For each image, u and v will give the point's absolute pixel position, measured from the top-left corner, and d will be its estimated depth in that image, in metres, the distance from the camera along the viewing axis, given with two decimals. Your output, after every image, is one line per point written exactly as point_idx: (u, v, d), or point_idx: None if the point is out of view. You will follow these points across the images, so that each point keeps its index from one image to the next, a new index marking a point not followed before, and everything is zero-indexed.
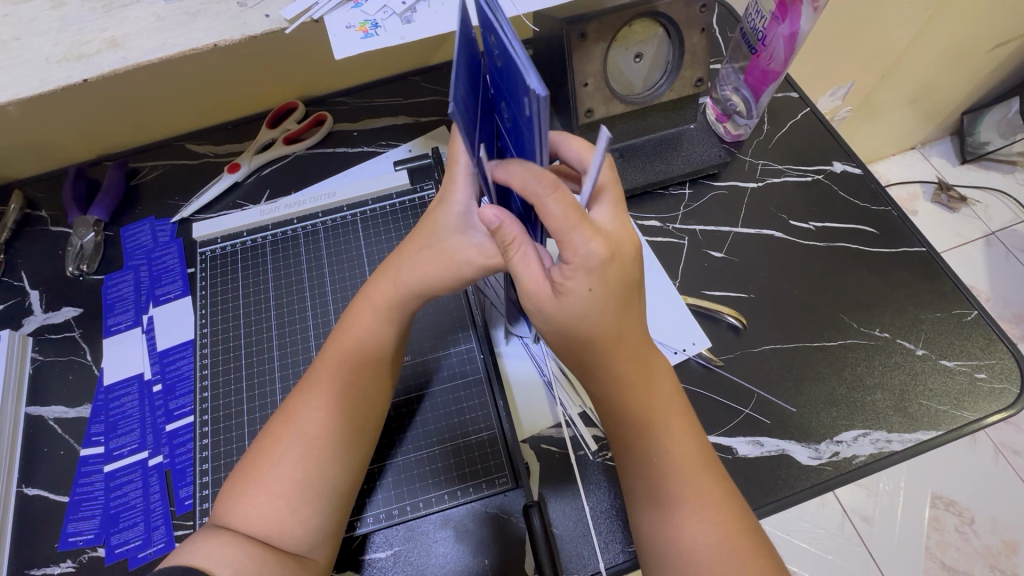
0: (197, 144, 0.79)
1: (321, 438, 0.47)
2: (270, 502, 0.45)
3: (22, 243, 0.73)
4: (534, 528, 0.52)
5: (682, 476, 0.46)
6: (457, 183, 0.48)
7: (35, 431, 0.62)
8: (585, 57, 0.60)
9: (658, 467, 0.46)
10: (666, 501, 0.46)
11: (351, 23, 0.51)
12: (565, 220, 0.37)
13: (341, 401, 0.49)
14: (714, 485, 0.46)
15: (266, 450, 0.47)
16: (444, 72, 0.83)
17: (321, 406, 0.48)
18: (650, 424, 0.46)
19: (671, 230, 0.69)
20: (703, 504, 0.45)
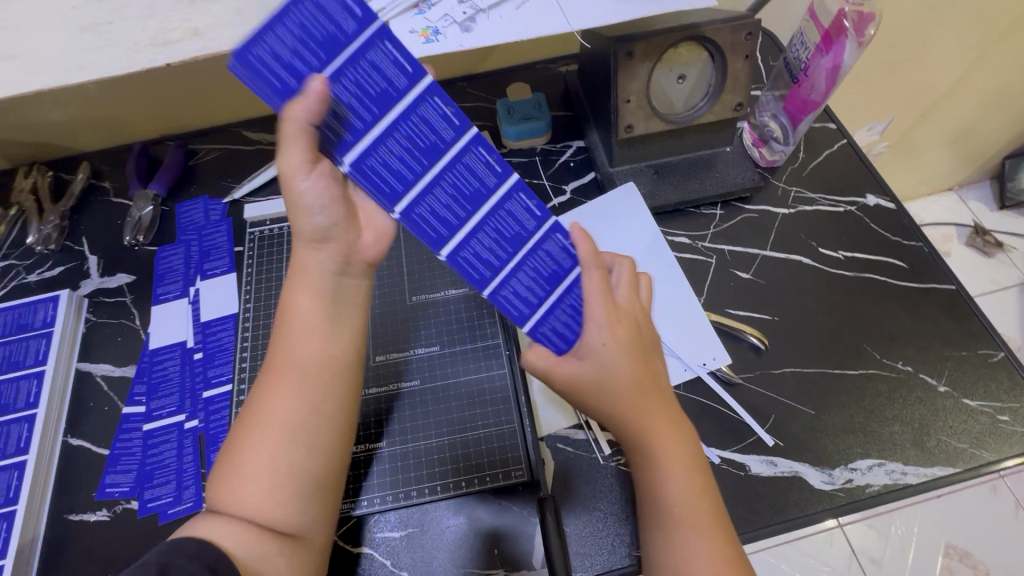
0: (252, 132, 0.84)
1: (280, 425, 0.46)
2: (248, 487, 0.45)
3: (85, 209, 0.78)
4: (546, 521, 0.54)
5: (717, 523, 0.46)
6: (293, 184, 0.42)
7: (84, 386, 0.66)
8: (630, 76, 0.63)
9: (692, 513, 0.46)
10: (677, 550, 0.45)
11: (414, 28, 0.53)
12: (590, 257, 0.49)
13: (293, 385, 0.47)
14: (725, 528, 0.46)
15: (239, 439, 0.47)
16: (489, 79, 0.87)
17: (272, 393, 0.47)
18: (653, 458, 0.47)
19: (699, 247, 0.71)
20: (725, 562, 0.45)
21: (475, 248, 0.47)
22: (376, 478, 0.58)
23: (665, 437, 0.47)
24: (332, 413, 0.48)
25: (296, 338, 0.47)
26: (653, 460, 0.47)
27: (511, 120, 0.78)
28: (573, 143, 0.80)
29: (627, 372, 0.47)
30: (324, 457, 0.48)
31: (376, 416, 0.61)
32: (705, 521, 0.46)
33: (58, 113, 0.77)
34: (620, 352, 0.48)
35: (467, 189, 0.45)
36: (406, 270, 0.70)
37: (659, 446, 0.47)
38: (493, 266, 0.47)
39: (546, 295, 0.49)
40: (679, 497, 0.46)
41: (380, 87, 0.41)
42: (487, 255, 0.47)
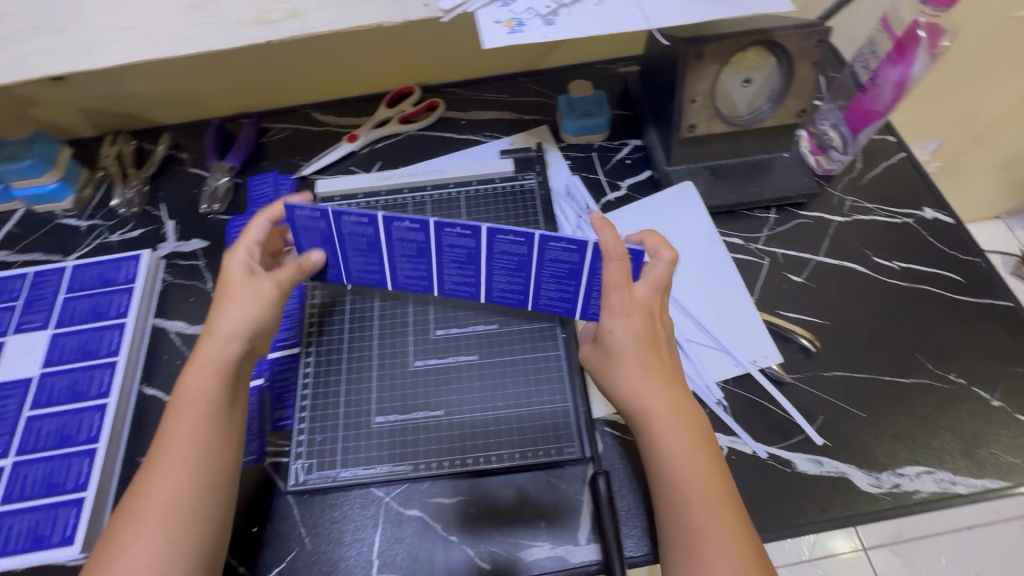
0: (321, 114, 0.88)
1: (170, 503, 0.47)
2: (129, 559, 0.45)
3: (165, 177, 0.83)
4: (600, 492, 0.54)
5: (730, 516, 0.46)
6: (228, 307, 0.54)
7: (158, 340, 0.70)
8: (697, 77, 0.65)
9: (707, 500, 0.46)
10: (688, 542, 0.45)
11: (499, 19, 0.56)
12: (612, 249, 0.52)
13: (183, 461, 0.48)
14: (740, 524, 0.46)
15: (132, 492, 0.48)
16: (549, 75, 0.90)
17: (165, 470, 0.48)
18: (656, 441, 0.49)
19: (752, 249, 0.72)
20: (739, 559, 0.44)
21: (500, 285, 0.59)
22: (416, 448, 0.56)
23: (672, 425, 0.49)
24: (223, 481, 0.50)
25: (184, 418, 0.50)
26: (658, 443, 0.48)
27: (572, 116, 0.80)
28: (630, 141, 0.82)
29: (632, 353, 0.51)
30: (214, 528, 0.49)
31: (423, 384, 0.59)
32: (720, 510, 0.46)
33: (147, 86, 0.82)
34: (631, 334, 0.51)
35: (464, 256, 0.57)
36: None
37: (661, 428, 0.49)
38: (520, 293, 0.60)
39: (575, 293, 0.57)
40: (689, 482, 0.47)
41: (413, 241, 0.57)
42: (511, 286, 0.59)
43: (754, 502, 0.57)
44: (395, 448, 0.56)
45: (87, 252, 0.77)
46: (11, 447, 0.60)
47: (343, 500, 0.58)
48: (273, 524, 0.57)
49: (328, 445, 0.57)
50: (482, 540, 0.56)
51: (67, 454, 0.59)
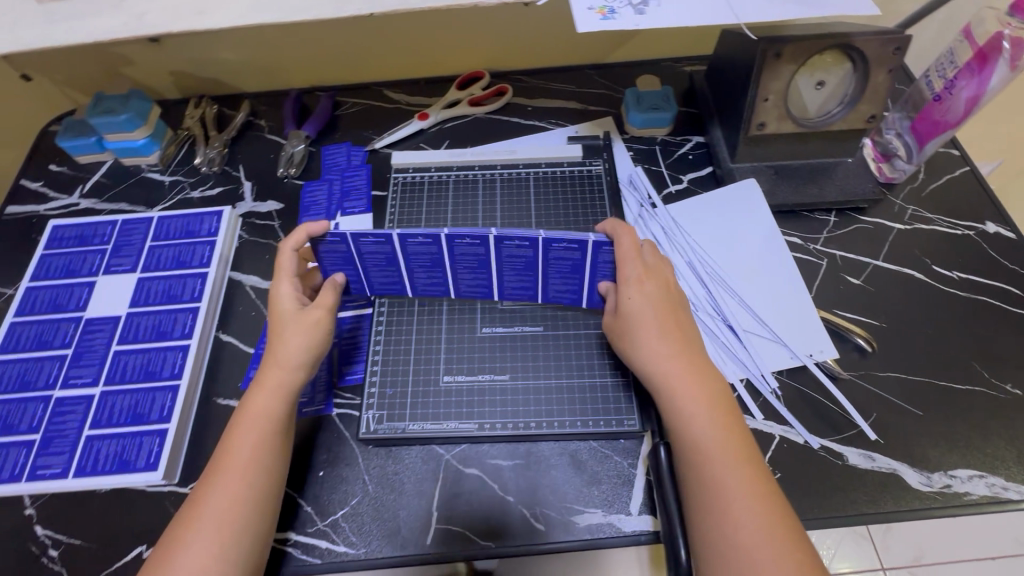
0: (393, 91, 0.92)
1: (223, 524, 0.50)
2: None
3: (244, 141, 0.87)
4: (662, 462, 0.54)
5: (744, 456, 0.50)
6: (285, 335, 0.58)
7: (234, 292, 0.73)
8: (774, 76, 0.67)
9: (722, 444, 0.50)
10: (711, 480, 0.49)
11: (592, 6, 0.59)
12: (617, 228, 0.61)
13: (238, 485, 0.51)
14: (757, 464, 0.50)
15: (190, 505, 0.51)
16: (616, 69, 0.92)
17: (220, 494, 0.51)
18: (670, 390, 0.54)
19: (811, 249, 0.73)
20: (760, 500, 0.48)
21: (512, 285, 0.63)
22: (485, 407, 0.60)
23: (685, 376, 0.54)
24: (270, 502, 0.53)
25: (239, 447, 0.53)
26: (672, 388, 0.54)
27: (638, 108, 0.82)
28: (693, 138, 0.84)
29: (648, 318, 0.57)
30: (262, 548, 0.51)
31: (491, 350, 0.63)
32: (738, 450, 0.50)
33: (235, 53, 0.87)
34: (644, 299, 0.58)
35: (522, 263, 0.61)
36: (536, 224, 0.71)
37: (676, 374, 0.54)
38: (532, 291, 0.64)
39: (578, 285, 0.63)
40: (704, 426, 0.51)
41: (428, 253, 0.60)
42: (528, 286, 0.64)
43: (805, 489, 0.58)
44: (463, 407, 0.60)
45: (170, 205, 0.82)
46: (100, 378, 0.64)
47: (403, 450, 0.61)
48: (339, 468, 0.60)
49: (400, 398, 0.61)
50: (537, 503, 0.58)
51: (151, 388, 0.63)
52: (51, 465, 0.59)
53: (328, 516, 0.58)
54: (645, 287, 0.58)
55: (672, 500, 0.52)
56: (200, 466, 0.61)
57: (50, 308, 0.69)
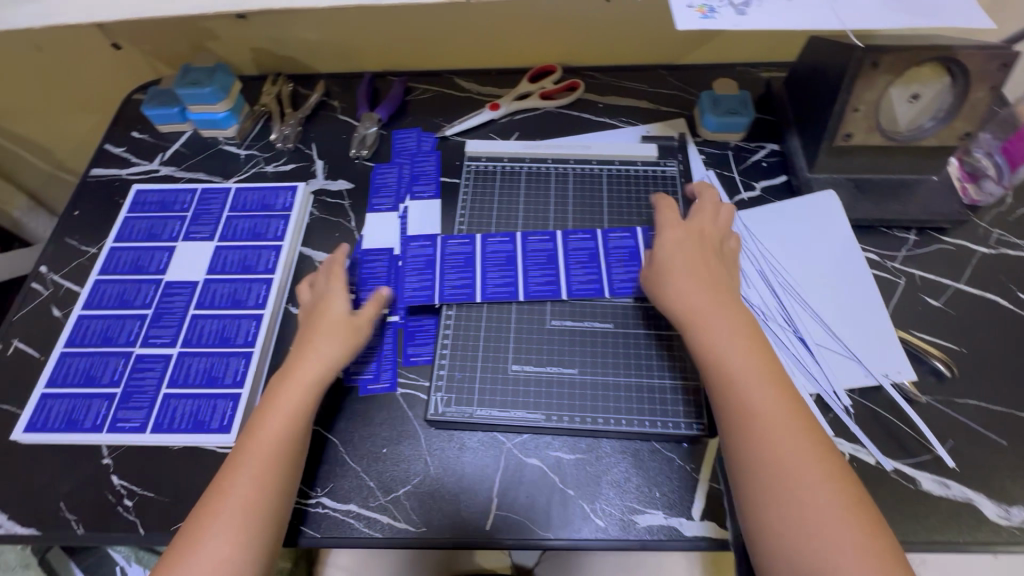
0: (465, 80, 0.92)
1: (249, 502, 0.51)
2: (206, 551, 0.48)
3: (318, 120, 0.89)
4: None
5: (769, 380, 0.52)
6: (320, 334, 0.60)
7: (302, 264, 0.74)
8: (867, 86, 0.65)
9: (748, 370, 0.52)
10: (738, 402, 0.51)
11: (691, 4, 0.58)
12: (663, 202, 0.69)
13: (263, 467, 0.53)
14: (786, 384, 0.52)
15: (217, 484, 0.52)
16: (689, 70, 0.91)
17: (248, 474, 0.52)
18: (692, 325, 0.56)
19: (888, 267, 0.71)
20: (790, 414, 0.50)
21: (576, 280, 0.66)
22: (552, 396, 0.61)
23: (707, 311, 0.56)
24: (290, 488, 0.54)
25: (265, 431, 0.55)
26: (693, 319, 0.56)
27: (715, 111, 0.81)
28: (767, 145, 0.82)
29: (675, 264, 0.61)
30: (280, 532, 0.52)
31: (561, 343, 0.63)
32: (768, 373, 0.52)
33: (315, 33, 0.89)
34: (674, 247, 0.63)
35: (586, 257, 0.68)
36: (609, 220, 0.71)
37: (695, 306, 0.57)
38: (593, 285, 0.66)
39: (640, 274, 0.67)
40: (729, 353, 0.53)
41: (504, 251, 0.68)
42: (588, 282, 0.66)
43: (876, 511, 0.56)
44: (532, 395, 0.61)
45: (245, 177, 0.83)
46: (178, 338, 0.66)
47: (467, 436, 0.61)
48: (401, 446, 0.61)
49: (468, 381, 0.62)
50: (597, 498, 0.58)
51: (226, 353, 0.65)
52: (129, 419, 0.62)
53: (391, 493, 0.59)
54: (678, 239, 0.63)
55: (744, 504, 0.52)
56: None
57: (132, 269, 0.72)
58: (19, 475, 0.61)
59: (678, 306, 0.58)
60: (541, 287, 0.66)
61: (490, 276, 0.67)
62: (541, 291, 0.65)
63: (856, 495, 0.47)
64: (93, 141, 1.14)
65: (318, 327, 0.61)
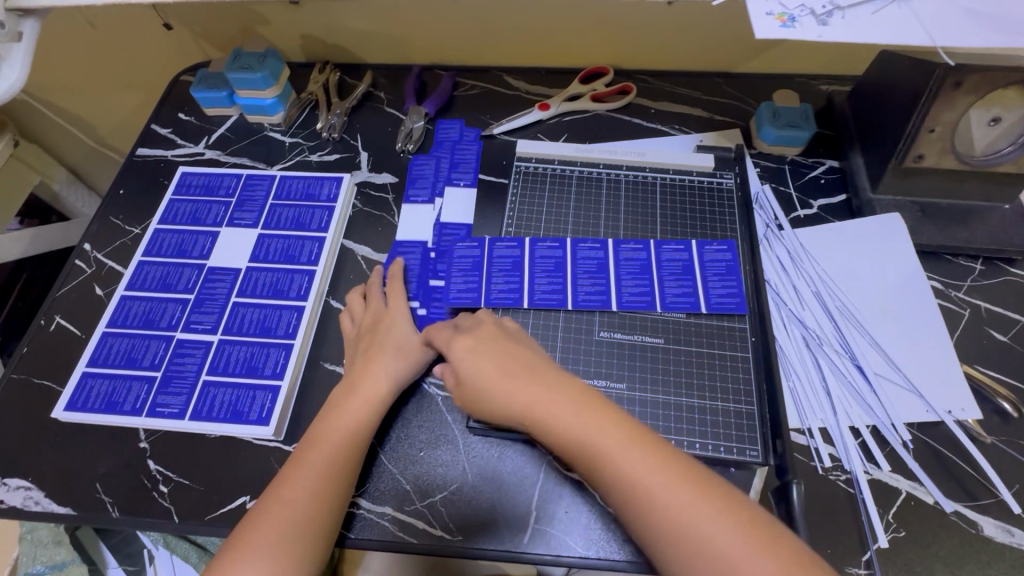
0: (513, 78, 0.90)
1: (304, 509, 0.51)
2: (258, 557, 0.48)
3: (363, 111, 0.88)
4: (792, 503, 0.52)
5: (634, 443, 0.46)
6: (387, 349, 0.61)
7: (344, 257, 0.73)
8: (946, 106, 0.62)
9: (612, 446, 0.46)
10: (625, 490, 0.44)
11: (771, 11, 0.55)
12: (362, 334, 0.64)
13: (323, 475, 0.53)
14: (652, 443, 0.46)
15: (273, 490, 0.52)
16: (745, 80, 0.88)
17: (306, 481, 0.52)
18: (541, 416, 0.49)
19: (952, 296, 0.68)
20: (681, 481, 0.44)
21: (628, 290, 0.65)
22: None
23: (536, 384, 0.50)
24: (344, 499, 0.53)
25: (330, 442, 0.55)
26: (536, 403, 0.49)
27: (775, 124, 0.77)
28: (827, 161, 0.79)
29: (486, 363, 0.53)
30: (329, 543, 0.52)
31: (607, 355, 0.61)
32: (633, 438, 0.46)
33: (365, 23, 0.87)
34: (475, 354, 0.54)
35: (636, 267, 0.66)
36: (661, 233, 0.69)
37: (528, 395, 0.49)
38: (646, 296, 0.64)
39: (694, 286, 0.65)
40: (586, 431, 0.47)
41: (553, 257, 0.67)
42: (641, 294, 0.65)
43: (936, 554, 0.54)
44: None
45: (289, 165, 0.83)
46: (219, 325, 0.66)
47: (506, 445, 0.60)
48: (439, 451, 0.60)
49: None
50: None
51: (267, 343, 0.64)
52: (170, 404, 0.61)
53: (428, 498, 0.58)
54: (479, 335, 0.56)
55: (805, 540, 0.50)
56: (306, 427, 0.61)
57: (176, 252, 0.72)
58: (58, 453, 0.61)
59: (511, 392, 0.50)
60: (593, 297, 0.64)
61: (539, 280, 0.66)
62: (592, 301, 0.64)
63: (777, 534, 0.42)
64: (138, 118, 1.14)
65: (383, 342, 0.61)
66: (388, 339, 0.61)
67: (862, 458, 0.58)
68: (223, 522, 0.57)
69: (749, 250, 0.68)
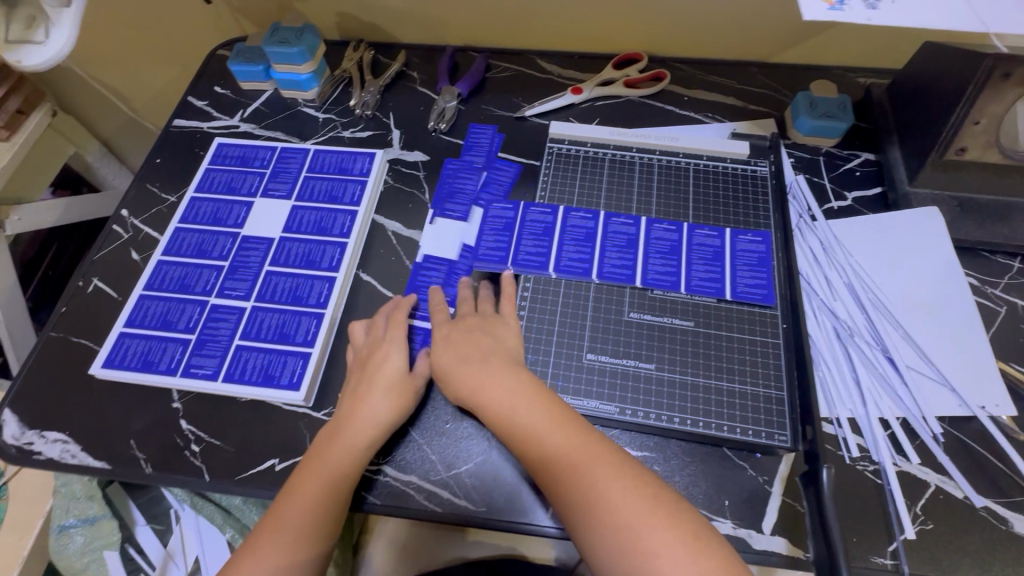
0: (545, 62, 0.90)
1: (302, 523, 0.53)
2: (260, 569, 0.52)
3: (396, 89, 0.88)
4: (823, 485, 0.50)
5: (583, 444, 0.51)
6: (375, 389, 0.58)
7: (374, 232, 0.74)
8: (994, 98, 0.60)
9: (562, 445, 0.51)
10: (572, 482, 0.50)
11: None
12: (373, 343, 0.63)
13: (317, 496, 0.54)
14: (600, 445, 0.52)
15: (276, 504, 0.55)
16: (781, 70, 0.87)
17: (305, 495, 0.54)
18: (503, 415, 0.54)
19: (988, 293, 0.67)
20: (622, 480, 0.49)
21: (656, 269, 0.65)
22: (621, 387, 0.59)
23: (502, 384, 0.55)
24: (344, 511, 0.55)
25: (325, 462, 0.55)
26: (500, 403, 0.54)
27: (811, 114, 0.77)
28: (862, 154, 0.78)
29: (453, 360, 0.58)
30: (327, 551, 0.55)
31: (635, 336, 0.61)
32: (582, 440, 0.52)
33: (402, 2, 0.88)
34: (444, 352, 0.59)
35: (666, 247, 0.67)
36: (694, 217, 0.69)
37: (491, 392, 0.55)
38: (674, 277, 0.64)
39: (721, 273, 0.65)
40: (542, 431, 0.52)
41: (584, 227, 0.68)
42: (670, 274, 0.65)
43: (965, 549, 0.53)
44: (603, 386, 0.59)
45: (322, 141, 0.84)
46: (252, 293, 0.67)
47: None
48: (465, 424, 0.60)
49: (541, 366, 0.60)
50: None
51: (298, 312, 0.65)
52: (202, 366, 0.63)
53: (452, 468, 0.58)
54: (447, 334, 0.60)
55: (834, 529, 0.48)
56: (335, 395, 0.62)
57: (211, 220, 0.73)
58: (95, 409, 0.63)
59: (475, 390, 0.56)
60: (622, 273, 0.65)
61: (566, 253, 0.66)
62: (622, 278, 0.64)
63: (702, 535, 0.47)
64: (172, 92, 1.16)
65: (373, 381, 0.59)
66: (377, 378, 0.59)
67: (891, 450, 0.58)
68: (253, 483, 0.58)
69: (781, 237, 0.67)
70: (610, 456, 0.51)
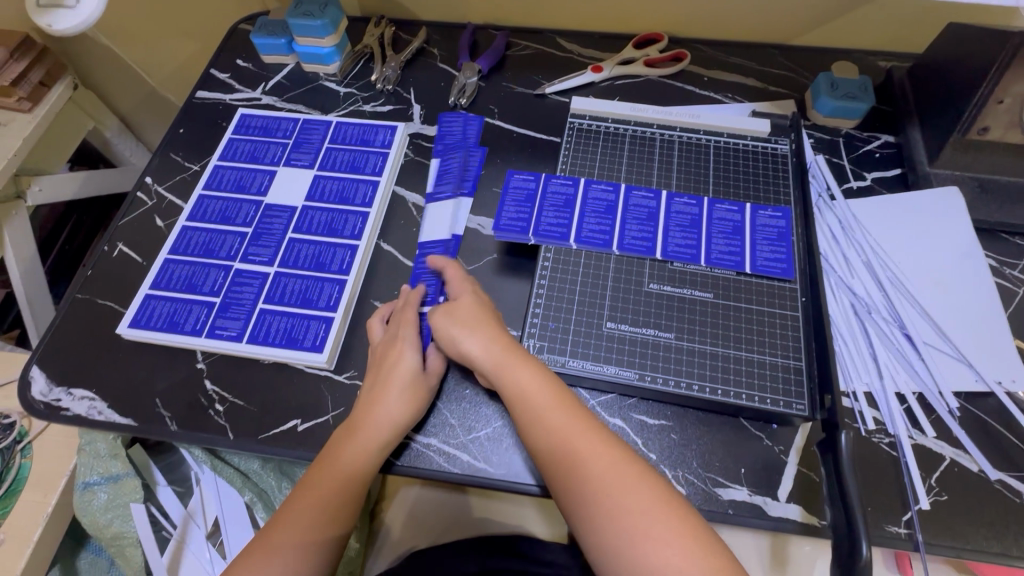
0: (566, 41, 0.90)
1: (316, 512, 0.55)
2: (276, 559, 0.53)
3: (417, 65, 0.89)
4: (842, 445, 0.50)
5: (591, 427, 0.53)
6: (388, 389, 0.57)
7: (395, 203, 0.74)
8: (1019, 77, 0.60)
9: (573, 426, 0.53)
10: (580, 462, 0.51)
11: None
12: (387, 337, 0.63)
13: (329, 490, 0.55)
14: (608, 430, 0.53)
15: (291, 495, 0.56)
16: (802, 53, 0.87)
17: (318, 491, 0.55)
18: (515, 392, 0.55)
19: (1006, 274, 0.67)
20: (628, 467, 0.51)
21: (676, 241, 0.65)
22: (640, 355, 0.59)
23: (515, 362, 0.56)
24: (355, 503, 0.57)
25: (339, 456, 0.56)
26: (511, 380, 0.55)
27: (832, 94, 0.77)
28: (882, 136, 0.78)
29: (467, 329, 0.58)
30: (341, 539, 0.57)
31: (655, 307, 0.62)
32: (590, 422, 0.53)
33: None
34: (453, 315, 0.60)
35: (687, 221, 0.67)
36: (714, 191, 0.70)
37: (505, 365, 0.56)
38: (694, 251, 0.65)
39: (741, 247, 0.65)
40: (553, 409, 0.54)
41: (605, 200, 0.69)
42: (689, 246, 0.65)
43: (982, 521, 0.54)
44: (622, 354, 0.60)
45: (343, 114, 0.84)
46: (275, 258, 0.68)
47: None
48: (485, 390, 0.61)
49: (561, 334, 0.61)
50: (682, 466, 0.56)
51: (321, 278, 0.66)
52: (227, 327, 0.64)
53: (471, 432, 0.59)
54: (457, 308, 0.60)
55: (852, 493, 0.48)
56: (357, 359, 0.63)
57: (235, 187, 0.74)
58: (121, 367, 0.64)
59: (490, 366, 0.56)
60: (641, 245, 0.65)
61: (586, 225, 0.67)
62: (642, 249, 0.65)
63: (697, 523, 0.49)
64: (192, 68, 1.17)
65: (387, 380, 0.58)
66: (390, 377, 0.58)
67: (907, 423, 0.58)
68: (276, 443, 0.59)
69: (801, 214, 0.67)
70: (614, 440, 0.53)
